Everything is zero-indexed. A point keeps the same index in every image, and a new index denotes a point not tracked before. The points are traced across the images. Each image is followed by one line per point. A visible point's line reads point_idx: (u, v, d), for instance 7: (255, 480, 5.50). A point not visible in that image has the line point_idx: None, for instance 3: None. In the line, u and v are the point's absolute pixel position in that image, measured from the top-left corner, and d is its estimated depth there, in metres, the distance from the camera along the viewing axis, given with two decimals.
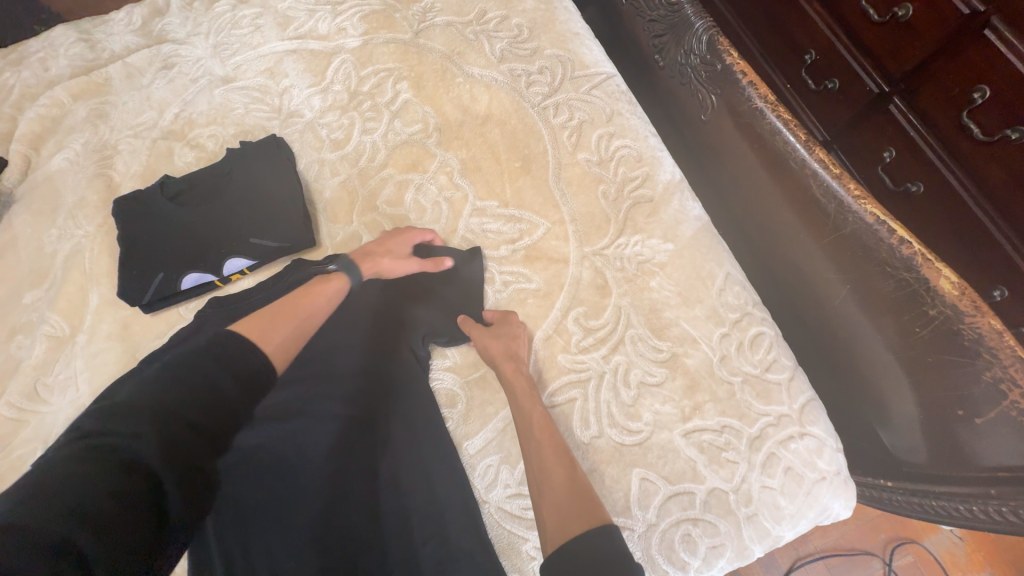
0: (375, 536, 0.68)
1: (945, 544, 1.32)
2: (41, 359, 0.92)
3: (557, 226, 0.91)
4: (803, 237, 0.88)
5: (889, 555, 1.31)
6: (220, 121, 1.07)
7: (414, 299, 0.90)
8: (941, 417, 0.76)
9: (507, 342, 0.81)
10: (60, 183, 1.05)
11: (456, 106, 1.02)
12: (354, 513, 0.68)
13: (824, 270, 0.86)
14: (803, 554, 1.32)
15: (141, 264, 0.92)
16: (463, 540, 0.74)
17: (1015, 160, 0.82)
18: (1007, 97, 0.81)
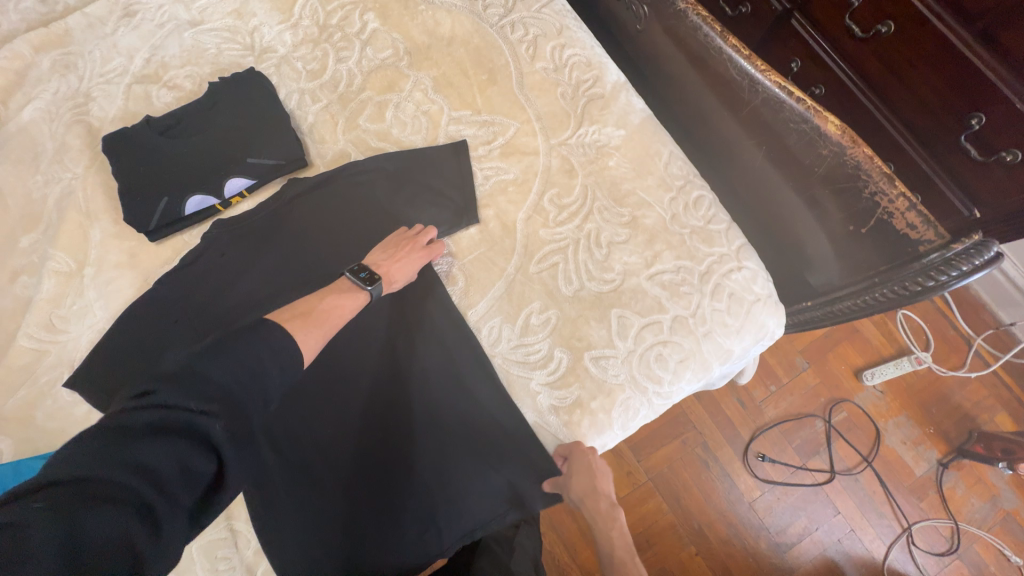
0: (399, 397, 0.93)
1: (870, 398, 1.60)
2: (52, 293, 0.97)
3: (526, 125, 1.05)
4: (726, 117, 1.06)
5: (828, 414, 1.58)
6: (195, 61, 1.12)
7: (406, 198, 1.01)
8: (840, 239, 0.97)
9: (584, 478, 0.86)
10: (36, 133, 1.07)
11: (423, 31, 1.12)
12: (379, 386, 0.94)
13: (744, 142, 1.05)
14: (760, 424, 1.57)
15: (144, 192, 0.98)
16: (479, 386, 0.92)
17: (888, 47, 1.09)
18: (877, 0, 1.07)
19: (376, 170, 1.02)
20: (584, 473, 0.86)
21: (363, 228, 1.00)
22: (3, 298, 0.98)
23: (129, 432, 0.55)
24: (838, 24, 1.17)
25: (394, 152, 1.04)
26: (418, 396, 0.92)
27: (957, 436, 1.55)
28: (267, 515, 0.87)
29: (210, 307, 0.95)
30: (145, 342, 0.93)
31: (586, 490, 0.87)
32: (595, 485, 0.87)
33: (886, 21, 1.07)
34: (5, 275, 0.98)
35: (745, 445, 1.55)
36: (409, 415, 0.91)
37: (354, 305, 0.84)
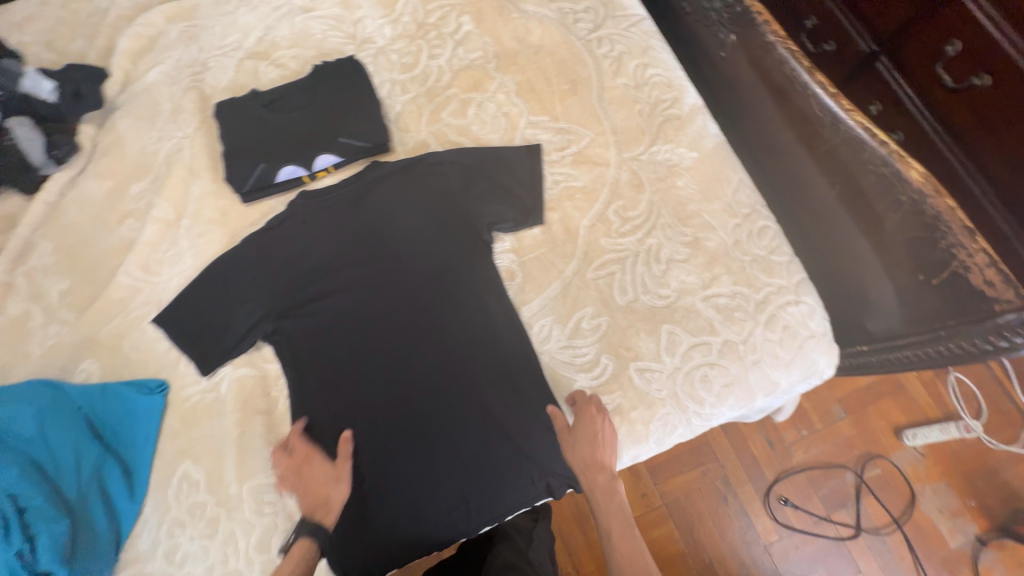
0: (446, 379, 0.96)
1: (908, 459, 1.53)
2: (152, 238, 1.07)
3: (600, 137, 1.08)
4: (801, 152, 1.07)
5: (860, 468, 1.53)
6: (301, 44, 1.21)
7: (478, 191, 1.05)
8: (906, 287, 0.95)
9: (586, 445, 0.87)
10: (157, 93, 1.18)
11: (514, 37, 1.18)
12: (427, 366, 0.97)
13: (817, 178, 1.05)
14: (786, 467, 1.53)
15: (243, 157, 1.07)
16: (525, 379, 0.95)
17: (982, 100, 1.06)
18: (975, 52, 1.05)
19: (455, 160, 1.07)
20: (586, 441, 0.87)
21: (432, 213, 1.05)
22: (110, 236, 1.09)
23: None
24: (929, 72, 1.15)
25: (472, 147, 1.09)
26: (465, 380, 0.96)
27: (1001, 514, 1.46)
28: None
29: (286, 269, 1.03)
30: (224, 292, 1.01)
31: (587, 458, 0.86)
32: (597, 454, 0.86)
33: (983, 73, 1.04)
34: (114, 217, 1.10)
35: (768, 485, 1.52)
36: (453, 398, 0.95)
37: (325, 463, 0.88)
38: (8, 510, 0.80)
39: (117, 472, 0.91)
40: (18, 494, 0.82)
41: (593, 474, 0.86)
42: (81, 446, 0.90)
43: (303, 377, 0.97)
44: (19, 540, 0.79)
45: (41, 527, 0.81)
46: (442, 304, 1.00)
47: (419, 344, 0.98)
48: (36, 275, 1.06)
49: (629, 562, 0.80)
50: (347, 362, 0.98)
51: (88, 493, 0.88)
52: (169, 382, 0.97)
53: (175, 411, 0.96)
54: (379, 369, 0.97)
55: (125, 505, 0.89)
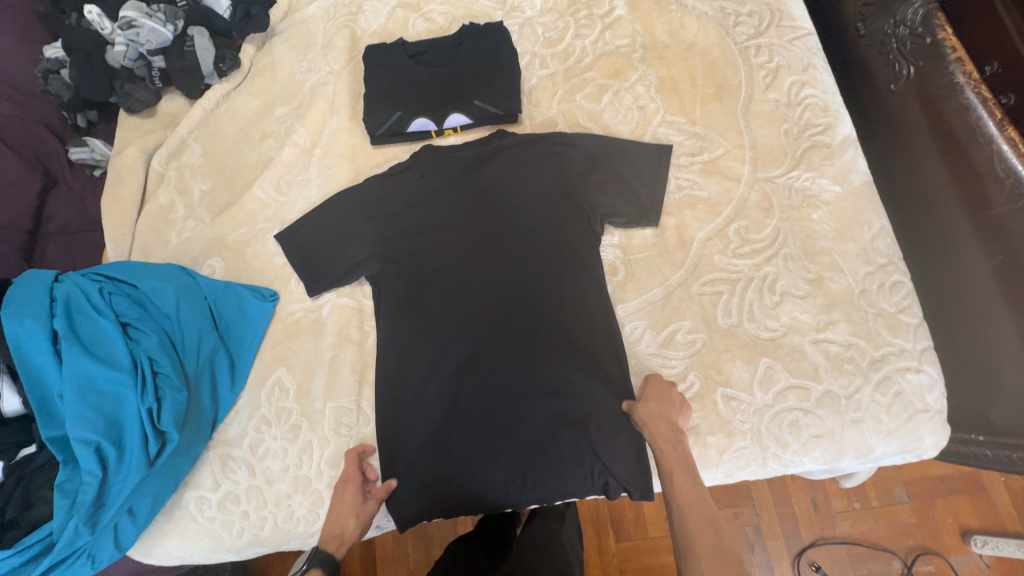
0: (531, 357, 0.97)
1: (968, 565, 1.40)
2: (287, 160, 1.14)
3: (736, 150, 1.03)
4: (960, 212, 0.97)
5: (910, 559, 1.41)
6: (452, 2, 1.23)
7: (598, 181, 1.04)
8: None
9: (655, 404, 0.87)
10: (313, 26, 1.25)
11: (666, 30, 1.13)
12: (515, 340, 0.98)
13: (972, 244, 0.95)
14: (828, 535, 1.43)
15: (382, 102, 1.11)
16: (608, 377, 0.95)
17: None
18: None
19: (583, 146, 1.06)
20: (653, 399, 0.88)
21: (548, 193, 1.04)
22: (250, 151, 1.17)
23: None
24: None
25: (600, 136, 1.08)
26: (547, 363, 0.97)
27: None
28: (389, 406, 0.98)
29: (398, 217, 1.07)
30: (341, 225, 1.07)
31: (654, 415, 0.86)
32: (665, 413, 0.86)
33: None
34: (257, 134, 1.18)
35: (802, 548, 1.43)
36: (535, 376, 0.96)
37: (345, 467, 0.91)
38: (146, 369, 0.89)
39: (227, 362, 1.00)
40: (156, 358, 0.91)
41: (659, 429, 0.85)
42: (206, 332, 0.99)
43: (395, 322, 1.02)
44: (151, 397, 0.88)
45: (169, 391, 0.90)
46: (538, 285, 1.00)
47: (508, 318, 1.00)
48: (185, 172, 1.17)
49: (696, 520, 0.76)
50: (438, 318, 1.01)
51: (202, 375, 0.98)
52: (280, 294, 1.06)
53: (279, 322, 1.05)
54: (466, 333, 1.00)
55: (226, 393, 0.99)
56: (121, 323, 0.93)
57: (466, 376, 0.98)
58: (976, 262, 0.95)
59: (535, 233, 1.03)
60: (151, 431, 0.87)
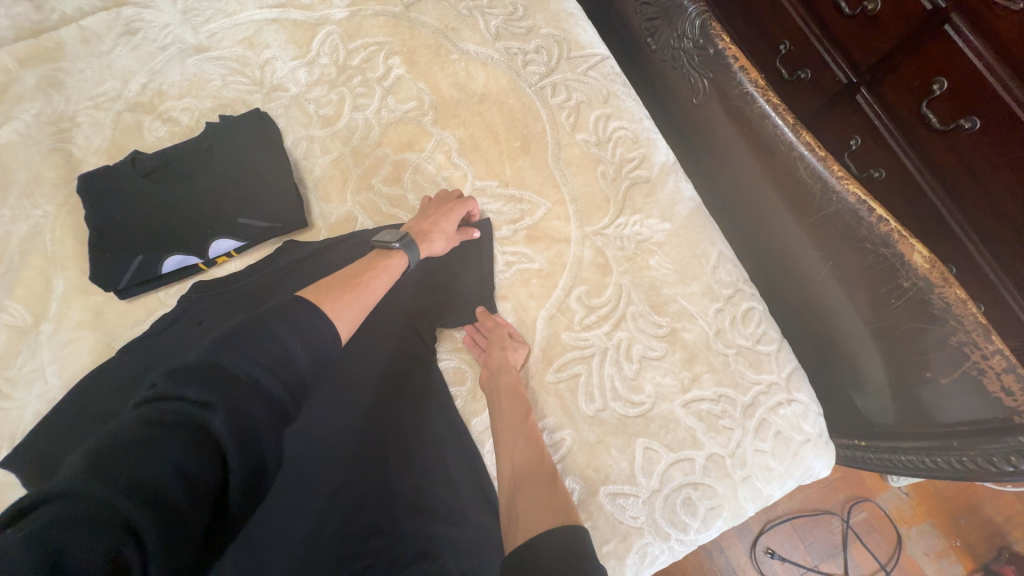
0: (386, 517, 0.68)
1: (893, 499, 1.29)
2: (2, 350, 0.85)
3: (558, 206, 0.92)
4: (789, 219, 0.93)
5: (847, 512, 1.28)
6: (195, 93, 1.00)
7: (426, 277, 0.89)
8: (913, 382, 0.82)
9: (496, 348, 0.83)
10: (9, 158, 0.95)
11: (452, 84, 0.99)
12: (368, 496, 0.70)
13: (807, 250, 0.91)
14: (772, 516, 1.27)
15: (116, 245, 0.85)
16: (481, 519, 0.77)
17: (972, 149, 0.82)
18: (966, 90, 0.81)
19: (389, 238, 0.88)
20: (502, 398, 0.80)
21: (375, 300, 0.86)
22: None
23: (175, 438, 0.41)
24: (912, 111, 0.90)
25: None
26: (406, 518, 0.70)
27: (983, 552, 1.25)
28: None
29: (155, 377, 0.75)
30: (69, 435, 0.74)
31: (495, 365, 0.82)
32: (507, 357, 0.82)
33: (975, 114, 0.80)
34: None
35: (752, 540, 1.26)
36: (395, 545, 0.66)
37: (389, 269, 0.72)
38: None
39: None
40: None
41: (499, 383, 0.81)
42: None
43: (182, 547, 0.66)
44: None
45: None
46: (380, 421, 0.78)
47: (352, 473, 0.72)
48: None
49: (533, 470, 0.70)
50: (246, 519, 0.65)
51: None
52: None
53: None
54: (283, 523, 0.66)
55: None
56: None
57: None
58: (815, 265, 0.91)
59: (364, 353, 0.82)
60: None
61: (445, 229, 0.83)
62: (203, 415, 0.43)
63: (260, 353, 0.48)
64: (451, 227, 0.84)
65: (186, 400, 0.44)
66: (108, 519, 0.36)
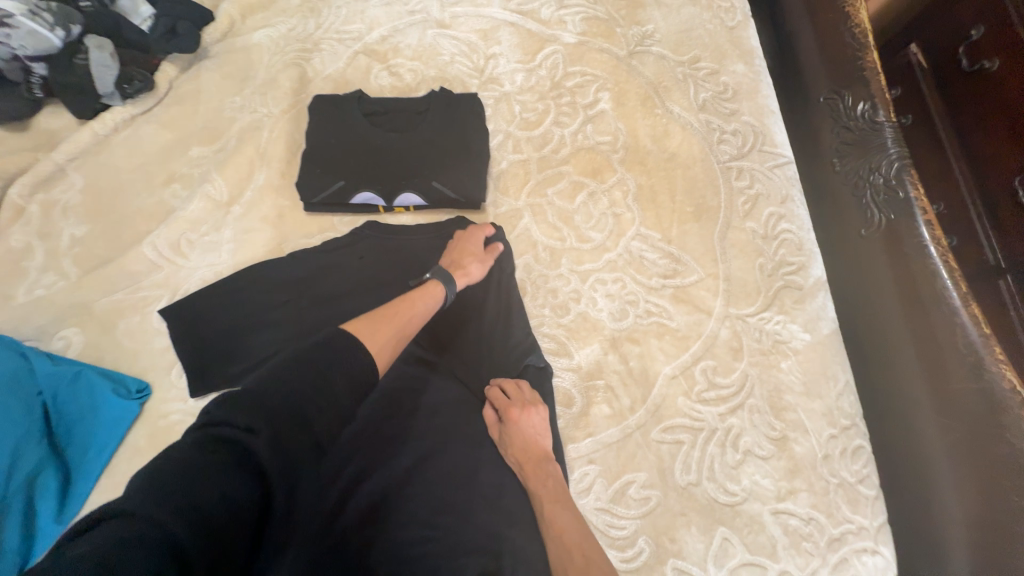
0: (453, 505, 0.74)
1: None
2: (194, 215, 0.94)
3: (710, 280, 0.96)
4: (908, 342, 0.86)
5: None
6: (424, 60, 1.10)
7: (503, 308, 0.91)
8: (997, 551, 0.74)
9: (506, 436, 0.80)
10: (255, 56, 1.07)
11: (650, 134, 1.06)
12: (436, 481, 0.75)
13: (917, 380, 0.84)
14: None
15: (324, 167, 0.94)
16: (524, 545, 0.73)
17: None
18: None
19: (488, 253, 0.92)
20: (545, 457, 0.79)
21: (477, 312, 0.90)
22: (149, 194, 0.95)
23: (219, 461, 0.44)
24: None
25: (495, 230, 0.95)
26: (478, 510, 0.74)
27: None
28: None
29: (314, 303, 0.87)
30: (210, 327, 0.85)
31: (515, 444, 0.79)
32: (515, 440, 0.79)
33: None
34: (161, 176, 0.96)
35: None
36: (455, 533, 0.71)
37: (427, 297, 0.77)
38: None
39: (54, 505, 0.73)
40: None
41: (522, 458, 0.78)
42: (25, 451, 0.72)
43: None
44: None
45: None
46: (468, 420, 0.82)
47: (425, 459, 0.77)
48: (53, 210, 0.92)
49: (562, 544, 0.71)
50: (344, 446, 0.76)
51: (9, 510, 0.70)
52: (149, 386, 0.83)
53: (146, 426, 0.81)
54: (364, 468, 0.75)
55: (47, 526, 0.72)
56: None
57: (375, 531, 0.70)
58: (926, 433, 0.83)
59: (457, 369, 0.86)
60: None
61: (473, 254, 0.87)
62: (246, 441, 0.46)
63: (310, 383, 0.52)
64: (480, 250, 0.88)
65: (234, 426, 0.47)
66: (145, 533, 0.39)
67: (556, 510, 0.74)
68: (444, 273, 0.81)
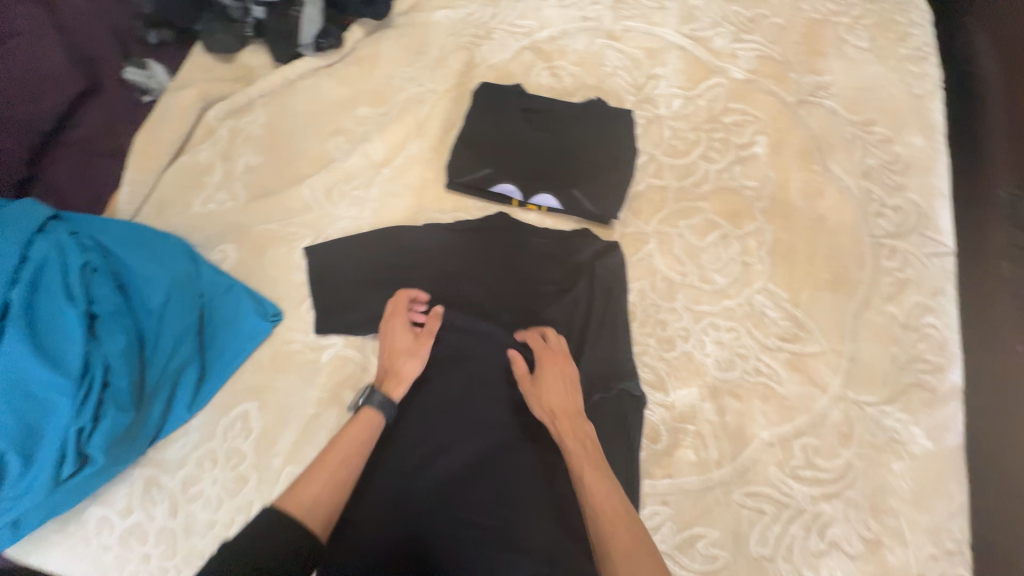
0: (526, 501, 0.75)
1: None
2: (350, 168, 1.02)
3: (833, 355, 0.90)
4: None
5: None
6: (587, 66, 1.11)
7: (608, 326, 0.90)
8: None
9: (549, 386, 0.78)
10: (433, 33, 1.13)
11: (800, 190, 1.01)
12: (514, 474, 0.77)
13: None
14: None
15: (475, 152, 0.99)
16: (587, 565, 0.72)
17: None
18: None
19: (609, 272, 0.94)
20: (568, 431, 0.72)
21: (584, 323, 0.90)
22: (315, 140, 1.04)
23: None
24: None
25: (619, 250, 0.96)
26: (546, 513, 0.75)
27: None
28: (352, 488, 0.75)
29: (438, 276, 0.91)
30: (344, 274, 0.92)
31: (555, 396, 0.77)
32: (562, 393, 0.77)
33: None
34: (329, 127, 1.05)
35: None
36: (522, 530, 0.73)
37: (364, 432, 0.70)
38: (94, 381, 0.69)
39: (188, 399, 0.83)
40: (112, 367, 0.71)
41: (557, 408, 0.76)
42: (184, 342, 0.83)
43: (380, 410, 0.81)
44: (86, 416, 0.67)
45: (111, 411, 0.70)
46: None
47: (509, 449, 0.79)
48: (237, 137, 1.04)
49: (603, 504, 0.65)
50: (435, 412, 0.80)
51: (161, 388, 0.80)
52: (282, 314, 0.91)
53: (272, 348, 0.89)
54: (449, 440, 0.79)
55: (179, 412, 0.82)
56: (88, 312, 0.72)
57: (441, 504, 0.74)
58: None
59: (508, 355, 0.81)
60: (71, 452, 0.67)
61: (406, 347, 0.79)
62: None
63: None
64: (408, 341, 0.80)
65: None
66: None
67: (596, 478, 0.67)
68: (380, 396, 0.74)
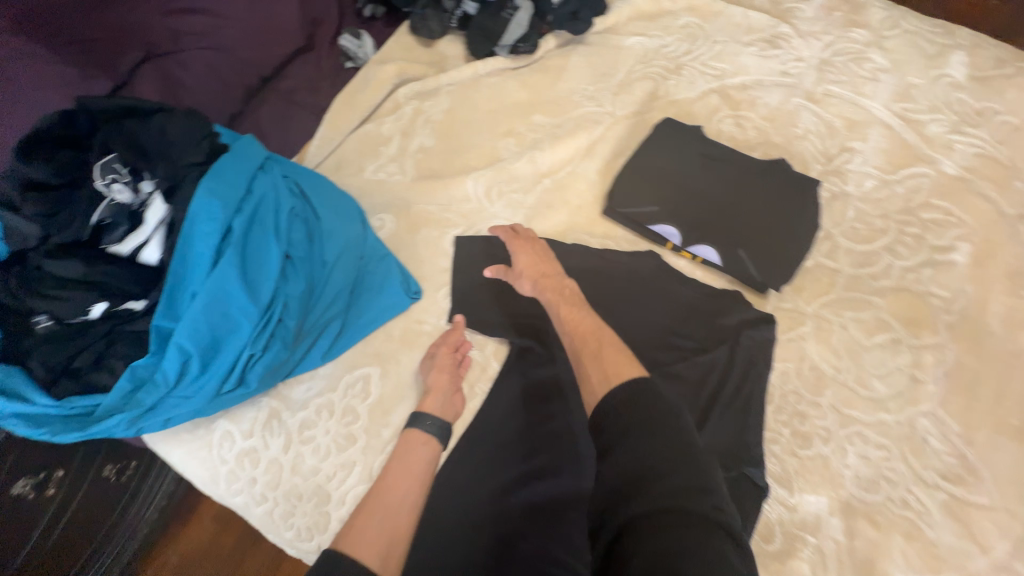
0: None
1: None
2: (513, 170, 1.03)
3: (1006, 515, 0.77)
4: None
5: None
6: (776, 123, 1.05)
7: (743, 400, 0.83)
8: None
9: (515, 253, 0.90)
10: (623, 57, 1.13)
11: (1000, 315, 0.88)
12: None
13: None
14: None
15: (642, 185, 0.97)
16: None
17: None
18: None
19: (756, 344, 0.87)
20: (645, 429, 0.60)
21: (717, 388, 0.84)
22: (487, 136, 1.07)
23: None
24: None
25: (772, 323, 0.88)
26: None
27: None
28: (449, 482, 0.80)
29: None
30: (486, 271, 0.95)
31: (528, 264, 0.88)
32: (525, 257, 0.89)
33: None
34: (503, 126, 1.08)
35: None
36: None
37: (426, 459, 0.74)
38: (274, 315, 0.78)
39: (324, 348, 0.87)
40: (289, 305, 0.81)
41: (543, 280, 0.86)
42: (340, 297, 0.89)
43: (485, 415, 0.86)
44: (259, 343, 0.77)
45: (277, 344, 0.79)
46: None
47: None
48: (419, 117, 1.09)
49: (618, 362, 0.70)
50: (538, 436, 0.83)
51: (309, 334, 0.86)
52: (419, 293, 0.93)
53: (402, 322, 0.92)
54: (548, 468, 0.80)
55: (314, 357, 0.87)
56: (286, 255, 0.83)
57: (528, 529, 0.76)
58: None
59: (540, 279, 0.86)
60: (238, 373, 0.76)
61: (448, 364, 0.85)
62: None
63: None
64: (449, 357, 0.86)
65: None
66: None
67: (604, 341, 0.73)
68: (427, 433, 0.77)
